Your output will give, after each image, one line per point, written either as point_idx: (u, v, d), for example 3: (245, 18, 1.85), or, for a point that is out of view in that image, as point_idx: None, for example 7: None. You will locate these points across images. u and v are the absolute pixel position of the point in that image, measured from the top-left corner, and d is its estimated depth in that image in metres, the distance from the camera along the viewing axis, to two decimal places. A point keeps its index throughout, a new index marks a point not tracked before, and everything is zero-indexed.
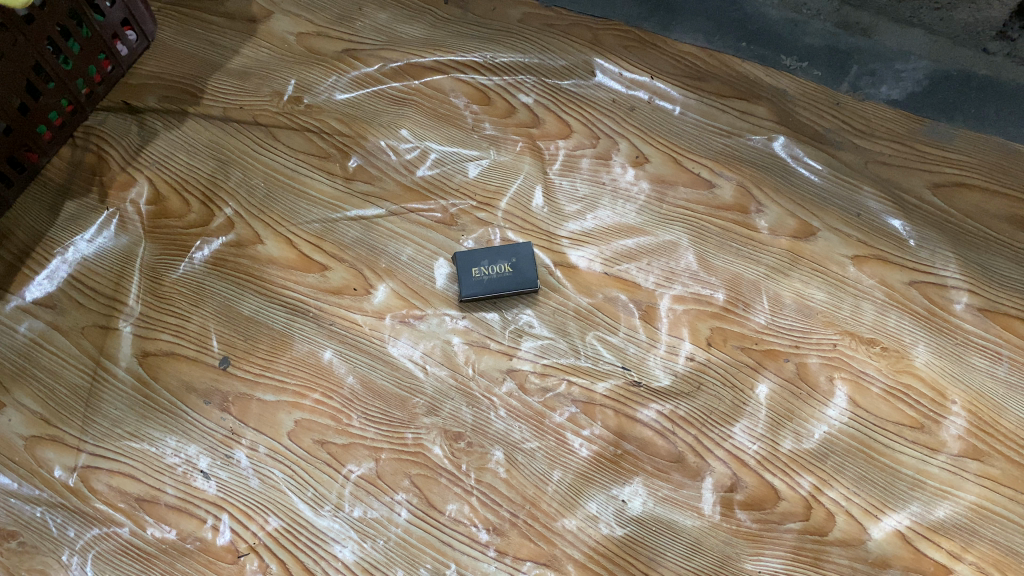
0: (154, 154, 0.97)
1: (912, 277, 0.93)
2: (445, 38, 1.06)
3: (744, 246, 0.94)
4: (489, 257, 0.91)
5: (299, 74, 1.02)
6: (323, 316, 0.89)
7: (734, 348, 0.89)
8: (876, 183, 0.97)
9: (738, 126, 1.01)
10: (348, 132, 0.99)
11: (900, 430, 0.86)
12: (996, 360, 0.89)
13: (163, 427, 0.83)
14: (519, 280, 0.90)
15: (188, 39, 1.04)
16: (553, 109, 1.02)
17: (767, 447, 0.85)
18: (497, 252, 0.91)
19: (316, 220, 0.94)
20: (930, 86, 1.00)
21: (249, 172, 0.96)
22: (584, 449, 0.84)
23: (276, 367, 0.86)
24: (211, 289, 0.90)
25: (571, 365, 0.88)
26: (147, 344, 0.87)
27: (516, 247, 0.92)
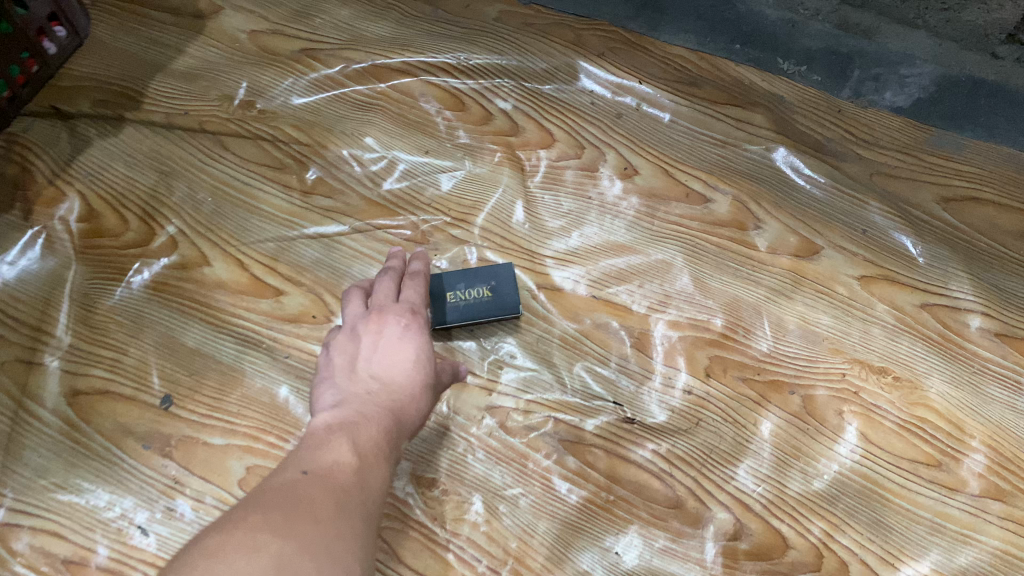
0: (88, 164, 0.86)
1: (923, 299, 0.85)
2: (413, 37, 0.97)
3: (743, 267, 0.86)
4: (466, 281, 0.81)
5: (251, 76, 0.93)
6: (278, 348, 0.79)
7: (735, 379, 0.81)
8: (882, 197, 0.90)
9: (733, 136, 0.93)
10: (305, 140, 0.90)
11: (916, 468, 0.78)
12: (1016, 390, 0.82)
13: (95, 477, 0.73)
14: (499, 305, 0.81)
15: (127, 37, 0.94)
16: (533, 116, 0.93)
17: (773, 490, 0.77)
18: (478, 275, 0.82)
19: (270, 239, 0.84)
20: (937, 93, 0.93)
21: (195, 185, 0.86)
22: (572, 495, 0.75)
23: (225, 407, 0.76)
24: (151, 318, 0.80)
25: (557, 401, 0.80)
26: (78, 381, 0.76)
27: (500, 270, 0.82)
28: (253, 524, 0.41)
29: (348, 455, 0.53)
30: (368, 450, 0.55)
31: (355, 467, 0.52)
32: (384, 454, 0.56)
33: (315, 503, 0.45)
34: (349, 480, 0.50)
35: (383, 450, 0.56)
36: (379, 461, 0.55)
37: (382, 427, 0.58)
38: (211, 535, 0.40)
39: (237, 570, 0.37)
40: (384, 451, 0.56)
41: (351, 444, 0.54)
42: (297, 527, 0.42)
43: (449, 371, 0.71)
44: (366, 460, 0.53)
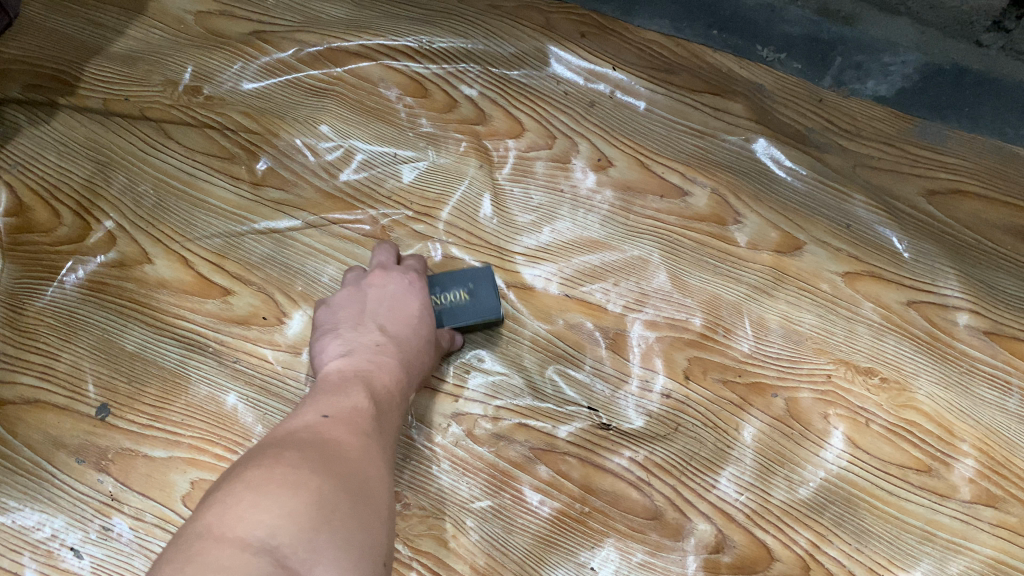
0: (17, 155, 0.80)
1: (910, 296, 0.81)
2: (372, 20, 0.91)
3: (723, 263, 0.82)
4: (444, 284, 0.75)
5: (197, 60, 0.86)
6: (225, 351, 0.73)
7: (715, 382, 0.76)
8: (866, 190, 0.86)
9: (711, 125, 0.88)
10: (255, 128, 0.83)
11: (905, 473, 0.74)
12: (1007, 392, 0.78)
13: (23, 495, 0.67)
14: (478, 309, 0.75)
15: (62, 17, 0.88)
16: (501, 104, 0.88)
17: (757, 499, 0.72)
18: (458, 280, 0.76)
19: (217, 235, 0.78)
20: (921, 82, 0.89)
21: (135, 176, 0.80)
22: (544, 508, 0.70)
23: (169, 416, 0.70)
24: (87, 320, 0.73)
25: (528, 407, 0.74)
26: (4, 390, 0.70)
27: (483, 273, 0.76)
28: (291, 460, 0.43)
29: (366, 404, 0.55)
30: (381, 403, 0.57)
31: (372, 417, 0.53)
32: (393, 404, 0.59)
33: (342, 447, 0.47)
34: (368, 428, 0.52)
35: (391, 403, 0.59)
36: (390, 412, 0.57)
37: (392, 382, 0.61)
38: (253, 469, 0.41)
39: (282, 504, 0.38)
40: (393, 403, 0.59)
41: (366, 396, 0.56)
42: (334, 469, 0.43)
43: (450, 334, 0.74)
44: (380, 412, 0.55)
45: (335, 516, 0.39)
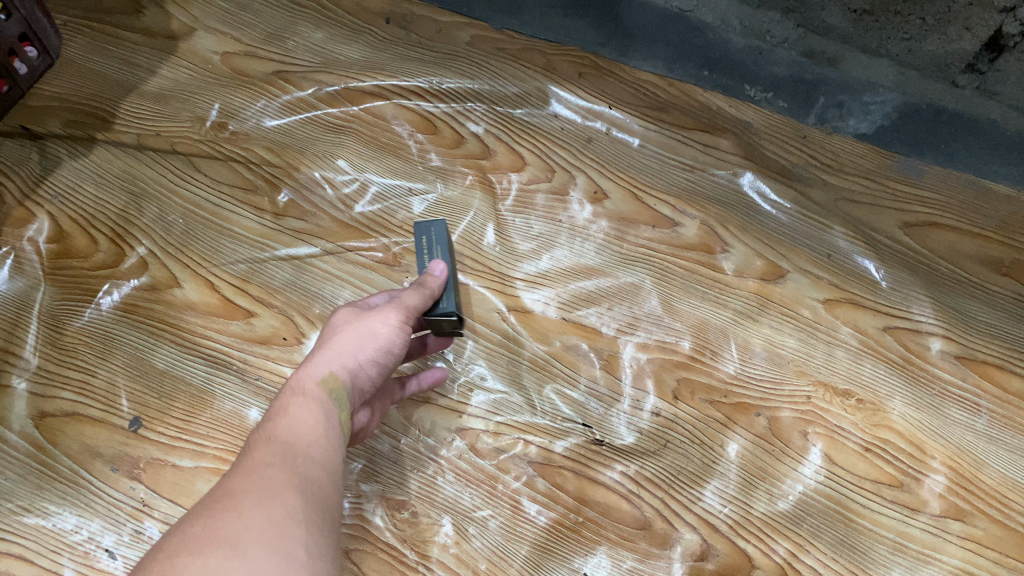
0: (58, 186, 0.86)
1: (886, 322, 0.87)
2: (385, 60, 0.97)
3: (710, 290, 0.88)
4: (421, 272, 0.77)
5: (223, 98, 0.93)
6: (248, 369, 0.79)
7: (702, 402, 0.82)
8: (846, 222, 0.92)
9: (701, 160, 0.95)
10: (277, 162, 0.90)
11: (878, 488, 0.80)
12: (976, 413, 0.83)
13: (62, 499, 0.73)
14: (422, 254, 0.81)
15: (98, 57, 0.94)
16: (504, 140, 0.94)
17: (739, 510, 0.78)
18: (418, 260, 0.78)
19: (241, 261, 0.84)
20: (899, 120, 0.95)
21: (165, 207, 0.86)
22: (541, 517, 0.76)
23: (194, 429, 0.76)
24: (121, 339, 0.80)
25: (527, 423, 0.80)
26: (46, 404, 0.76)
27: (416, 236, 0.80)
28: (176, 547, 0.41)
29: (277, 430, 0.54)
30: (298, 419, 0.55)
31: (281, 441, 0.52)
32: (321, 415, 0.57)
33: (245, 490, 0.46)
34: (277, 454, 0.51)
35: (318, 409, 0.57)
36: (315, 422, 0.56)
37: (312, 381, 0.59)
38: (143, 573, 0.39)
39: None
40: (317, 408, 0.57)
41: (277, 423, 0.55)
42: (230, 518, 0.43)
43: (414, 287, 0.71)
44: (295, 430, 0.54)
45: (239, 571, 0.39)
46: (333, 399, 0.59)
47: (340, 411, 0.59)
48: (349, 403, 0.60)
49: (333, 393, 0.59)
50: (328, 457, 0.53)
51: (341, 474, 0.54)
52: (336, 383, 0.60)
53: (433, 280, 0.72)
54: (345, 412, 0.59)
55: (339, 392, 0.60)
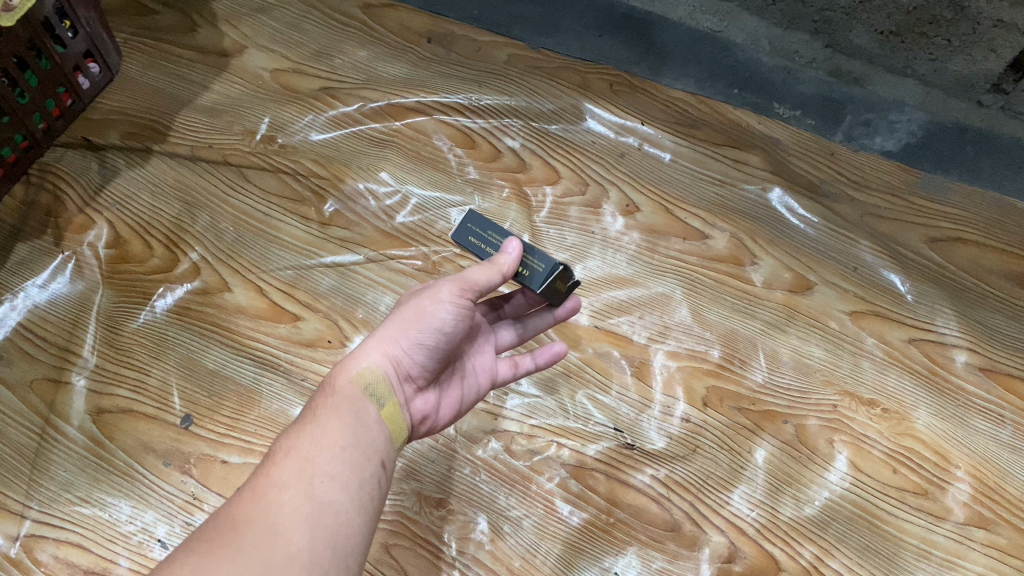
0: (116, 195, 0.91)
1: (911, 334, 0.89)
2: (427, 78, 1.02)
3: (739, 301, 0.90)
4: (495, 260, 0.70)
5: (273, 113, 0.98)
6: (294, 370, 0.82)
7: (731, 409, 0.84)
8: (872, 236, 0.94)
9: (730, 175, 0.97)
10: (323, 174, 0.94)
11: (903, 495, 0.81)
12: (999, 423, 0.85)
13: (117, 492, 0.75)
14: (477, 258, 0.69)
15: (155, 73, 0.99)
16: (540, 154, 0.98)
17: (766, 515, 0.79)
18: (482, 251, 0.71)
19: (288, 267, 0.88)
20: (925, 138, 0.98)
21: (217, 215, 0.90)
22: (574, 517, 0.78)
23: (243, 427, 0.79)
24: (174, 340, 0.83)
25: (560, 426, 0.83)
26: (103, 400, 0.79)
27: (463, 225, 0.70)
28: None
29: (302, 440, 0.55)
30: (327, 427, 0.56)
31: (303, 455, 0.54)
32: (351, 420, 0.58)
33: (249, 522, 0.48)
34: (294, 473, 0.52)
35: (348, 413, 0.59)
36: (343, 426, 0.57)
37: (350, 377, 0.61)
38: None
39: None
40: (348, 408, 0.59)
41: (305, 431, 0.56)
42: (225, 559, 0.44)
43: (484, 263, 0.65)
44: (318, 442, 0.55)
45: None
46: (367, 395, 0.61)
47: (376, 405, 0.61)
48: (389, 393, 0.62)
49: (369, 385, 0.61)
50: (350, 473, 0.54)
51: (364, 486, 0.55)
52: (374, 375, 0.61)
53: (508, 256, 0.64)
54: (384, 405, 0.61)
55: (376, 385, 0.61)
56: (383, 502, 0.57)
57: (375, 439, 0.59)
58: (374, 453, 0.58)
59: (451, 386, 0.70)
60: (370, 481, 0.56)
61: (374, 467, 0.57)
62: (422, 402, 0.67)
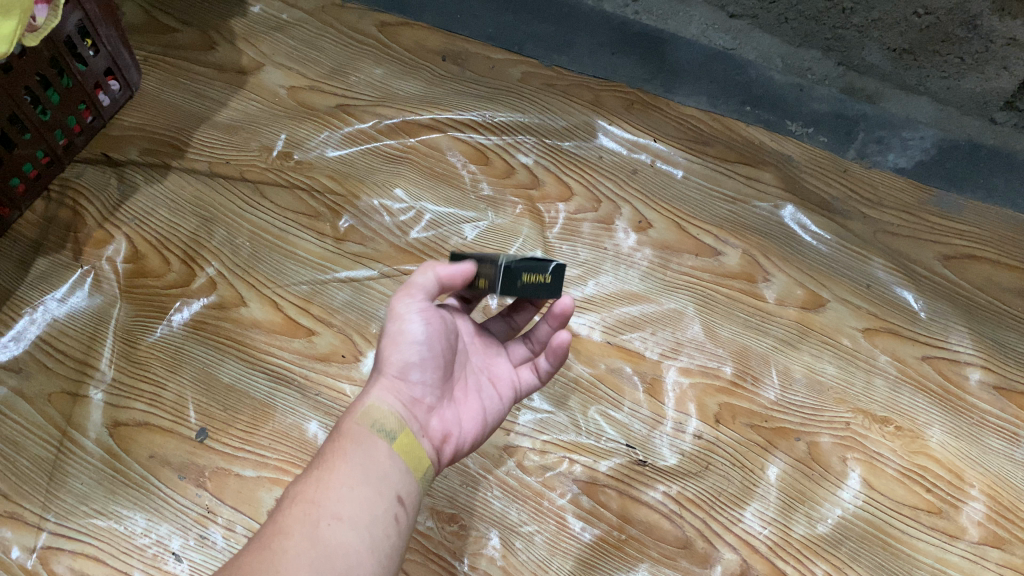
0: (135, 210, 0.92)
1: (924, 352, 0.89)
2: (442, 95, 1.03)
3: (752, 317, 0.90)
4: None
5: (290, 129, 0.99)
6: (308, 385, 0.83)
7: (743, 425, 0.84)
8: (885, 254, 0.94)
9: (743, 193, 0.98)
10: (338, 190, 0.95)
11: (917, 514, 0.80)
12: (1014, 442, 0.84)
13: (133, 504, 0.76)
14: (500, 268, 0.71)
15: (173, 90, 1.01)
16: (553, 170, 0.98)
17: (778, 532, 0.79)
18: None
19: (304, 282, 0.89)
20: (938, 155, 0.98)
21: (233, 231, 0.91)
22: (585, 533, 0.79)
23: (257, 441, 0.80)
24: (190, 354, 0.84)
25: (573, 442, 0.83)
26: (120, 414, 0.80)
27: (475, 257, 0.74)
28: None
29: (310, 486, 0.56)
30: (335, 469, 0.57)
31: (309, 500, 0.54)
32: (357, 457, 0.58)
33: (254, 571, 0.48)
34: (301, 520, 0.53)
35: (356, 452, 0.59)
36: (351, 465, 0.58)
37: (355, 418, 0.62)
38: None
39: None
40: (357, 446, 0.59)
41: (314, 476, 0.57)
42: None
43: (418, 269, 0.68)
44: (325, 485, 0.56)
45: None
46: (376, 430, 0.61)
47: (387, 440, 0.61)
48: (398, 423, 0.62)
49: (374, 421, 0.61)
50: (360, 512, 0.55)
51: (376, 525, 0.55)
52: (378, 411, 0.62)
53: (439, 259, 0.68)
54: (397, 437, 0.61)
55: (382, 418, 0.61)
56: (402, 538, 0.57)
57: (389, 474, 0.59)
58: (387, 488, 0.58)
59: (470, 403, 0.70)
60: (383, 518, 0.56)
61: (387, 504, 0.57)
62: (439, 422, 0.66)
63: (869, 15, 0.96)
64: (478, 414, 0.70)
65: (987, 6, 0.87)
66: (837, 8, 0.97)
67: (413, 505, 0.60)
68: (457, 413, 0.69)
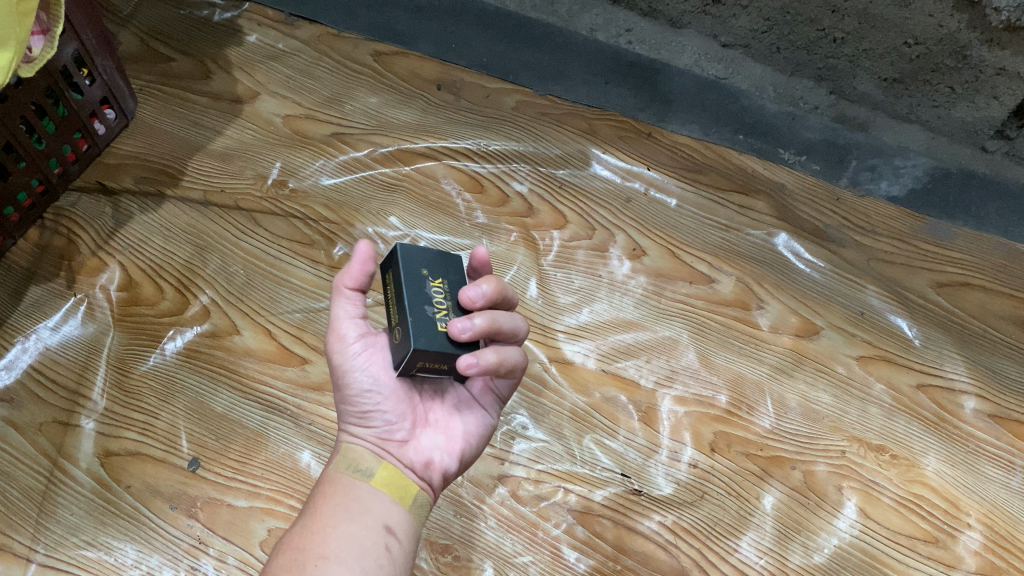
0: (129, 238, 0.92)
1: (919, 380, 0.89)
2: (437, 124, 1.03)
3: (746, 344, 0.90)
4: (415, 300, 0.60)
5: (285, 157, 0.99)
6: (302, 415, 0.83)
7: (739, 454, 0.84)
8: (878, 281, 0.94)
9: (736, 221, 0.98)
10: (333, 219, 0.95)
11: (914, 544, 0.80)
12: (1010, 471, 0.84)
13: (123, 535, 0.75)
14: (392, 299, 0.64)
15: (169, 118, 1.01)
16: (548, 199, 0.99)
17: (775, 562, 0.78)
18: (406, 286, 0.61)
19: (298, 310, 0.89)
20: (930, 183, 0.99)
21: (228, 259, 0.91)
22: (580, 564, 0.78)
23: (249, 470, 0.79)
24: (182, 383, 0.83)
25: (567, 472, 0.82)
26: (111, 443, 0.79)
27: (409, 256, 0.63)
28: None
29: (297, 533, 0.56)
30: (319, 512, 0.57)
31: (296, 547, 0.55)
32: (340, 497, 0.59)
33: None
34: (289, 567, 0.53)
35: (339, 495, 0.59)
36: (334, 506, 0.58)
37: (335, 464, 0.62)
38: None
39: None
40: (340, 487, 0.60)
41: (301, 522, 0.57)
42: None
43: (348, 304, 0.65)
44: (309, 530, 0.56)
45: None
46: (354, 471, 0.61)
47: (366, 477, 0.60)
48: (372, 461, 0.61)
49: (349, 465, 0.61)
50: (347, 547, 0.55)
51: (366, 557, 0.55)
52: (350, 456, 0.62)
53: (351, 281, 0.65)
54: (376, 473, 0.61)
55: (355, 462, 0.61)
56: (399, 566, 0.57)
57: (374, 507, 0.59)
58: (373, 520, 0.58)
59: (448, 424, 0.67)
60: (373, 550, 0.56)
61: (376, 535, 0.57)
62: (418, 452, 0.64)
63: (860, 46, 0.97)
64: (463, 431, 0.67)
65: (976, 37, 0.88)
66: (828, 38, 0.99)
67: (407, 534, 0.59)
68: (438, 437, 0.66)
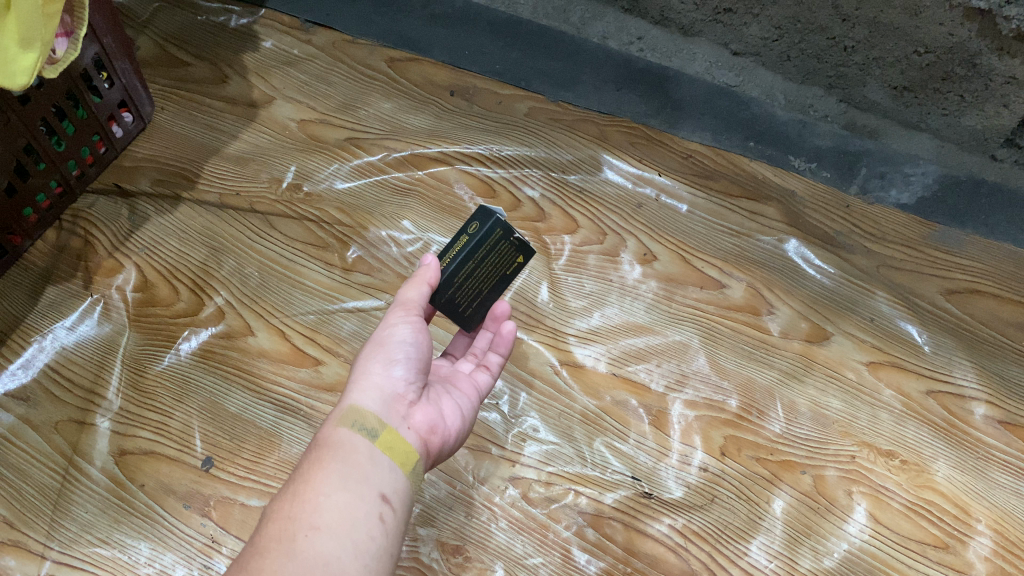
0: (145, 239, 0.93)
1: (929, 386, 0.89)
2: (450, 129, 1.04)
3: (757, 350, 0.91)
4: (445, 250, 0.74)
5: (299, 161, 1.00)
6: (315, 415, 0.83)
7: (749, 458, 0.84)
8: (888, 288, 0.95)
9: (747, 227, 0.99)
10: (347, 222, 0.96)
11: (923, 549, 0.80)
12: (1020, 477, 0.84)
13: (137, 533, 0.76)
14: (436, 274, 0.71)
15: (185, 122, 1.02)
16: (559, 204, 0.99)
17: (784, 566, 0.79)
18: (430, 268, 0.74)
19: (311, 312, 0.90)
20: (940, 192, 1.00)
21: (243, 261, 0.92)
22: (591, 566, 0.78)
23: (262, 470, 0.80)
24: (196, 383, 0.84)
25: (578, 474, 0.83)
26: (126, 442, 0.80)
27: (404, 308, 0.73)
28: None
29: (286, 501, 0.53)
30: (311, 480, 0.54)
31: (286, 517, 0.51)
32: (333, 464, 0.56)
33: None
34: (277, 539, 0.50)
35: (335, 460, 0.57)
36: (327, 475, 0.55)
37: (337, 421, 0.60)
38: None
39: None
40: (336, 453, 0.57)
41: (290, 489, 0.54)
42: None
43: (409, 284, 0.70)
44: (299, 498, 0.53)
45: None
46: (356, 430, 0.59)
47: (368, 437, 0.59)
48: (378, 420, 0.60)
49: (354, 421, 0.60)
50: (339, 519, 0.52)
51: (360, 529, 0.52)
52: (357, 411, 0.60)
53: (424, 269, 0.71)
54: (379, 435, 0.59)
55: (364, 415, 0.60)
56: (392, 538, 0.54)
57: (370, 476, 0.56)
58: (367, 489, 0.55)
59: (447, 401, 0.69)
60: (367, 521, 0.53)
61: (370, 506, 0.54)
62: (424, 415, 0.64)
63: (870, 54, 0.98)
64: (458, 413, 0.69)
65: (986, 45, 0.88)
66: (839, 47, 0.99)
67: (402, 504, 0.57)
68: (439, 409, 0.67)
